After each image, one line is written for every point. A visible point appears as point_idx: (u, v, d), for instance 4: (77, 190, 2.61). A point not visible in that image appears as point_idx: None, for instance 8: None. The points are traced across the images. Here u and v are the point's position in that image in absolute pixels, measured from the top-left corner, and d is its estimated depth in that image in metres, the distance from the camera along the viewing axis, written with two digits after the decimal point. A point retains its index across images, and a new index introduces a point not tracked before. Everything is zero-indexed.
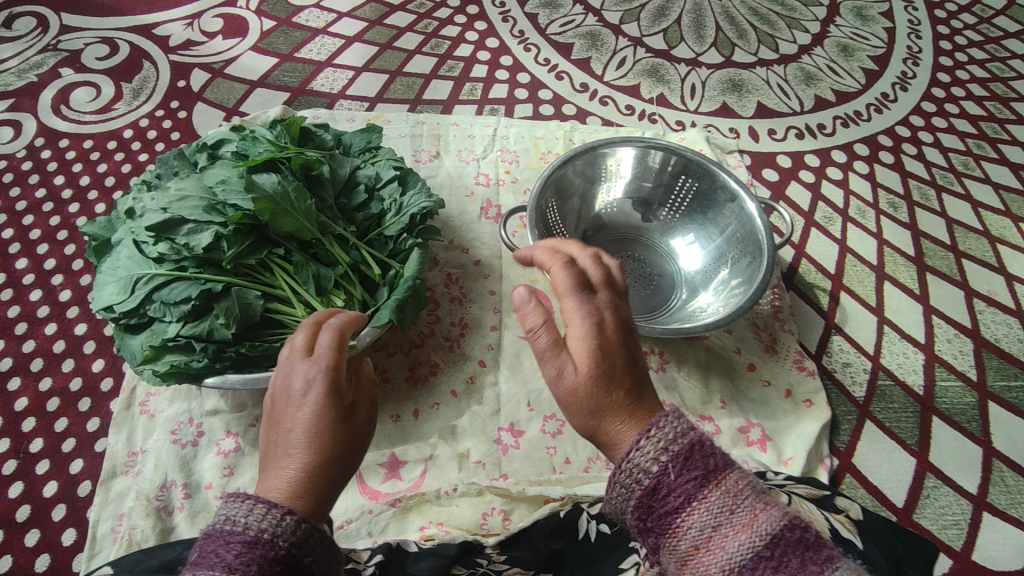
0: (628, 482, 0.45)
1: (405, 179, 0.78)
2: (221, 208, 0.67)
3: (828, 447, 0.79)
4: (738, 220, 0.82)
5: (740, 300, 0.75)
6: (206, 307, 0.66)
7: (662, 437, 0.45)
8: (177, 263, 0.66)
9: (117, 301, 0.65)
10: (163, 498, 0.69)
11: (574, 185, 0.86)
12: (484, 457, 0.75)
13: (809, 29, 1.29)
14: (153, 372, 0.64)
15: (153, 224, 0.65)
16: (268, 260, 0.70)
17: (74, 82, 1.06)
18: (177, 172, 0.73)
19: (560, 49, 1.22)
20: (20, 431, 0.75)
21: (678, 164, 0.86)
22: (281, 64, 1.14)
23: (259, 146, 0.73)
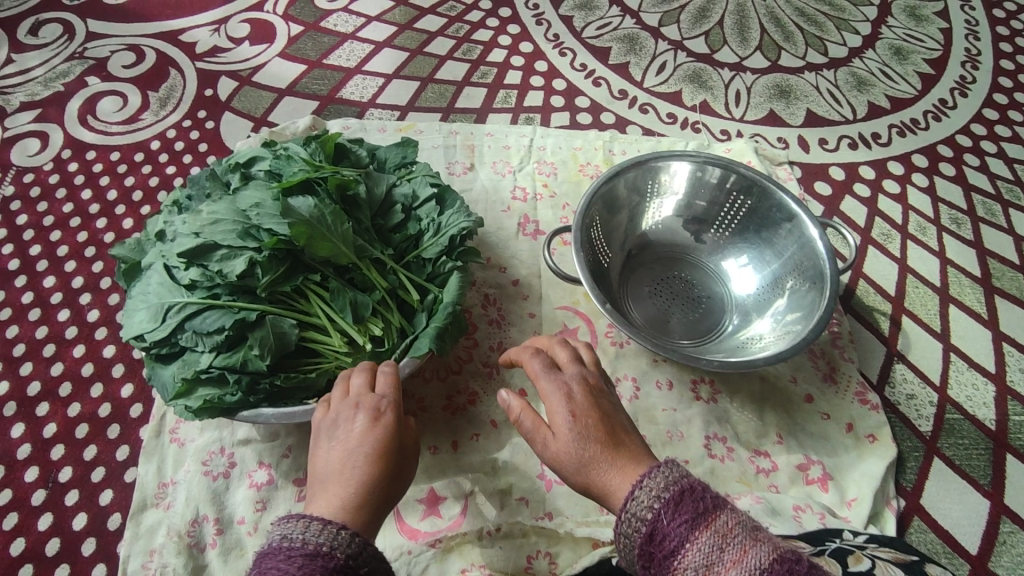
0: (628, 531, 0.49)
1: (443, 197, 0.74)
2: (256, 233, 0.63)
3: (894, 487, 0.74)
4: (797, 241, 0.77)
5: (802, 330, 0.70)
6: (240, 337, 0.62)
7: (654, 486, 0.49)
8: (209, 290, 0.63)
9: (148, 329, 0.61)
10: (195, 534, 0.65)
11: (620, 201, 0.81)
12: (527, 493, 0.71)
13: (859, 31, 1.22)
14: (185, 407, 0.60)
15: (185, 250, 0.61)
16: (303, 287, 0.65)
17: (101, 91, 1.04)
18: (209, 194, 0.69)
19: (597, 54, 1.17)
20: (48, 459, 0.71)
21: (732, 181, 0.81)
22: (310, 71, 1.10)
23: (293, 165, 0.69)
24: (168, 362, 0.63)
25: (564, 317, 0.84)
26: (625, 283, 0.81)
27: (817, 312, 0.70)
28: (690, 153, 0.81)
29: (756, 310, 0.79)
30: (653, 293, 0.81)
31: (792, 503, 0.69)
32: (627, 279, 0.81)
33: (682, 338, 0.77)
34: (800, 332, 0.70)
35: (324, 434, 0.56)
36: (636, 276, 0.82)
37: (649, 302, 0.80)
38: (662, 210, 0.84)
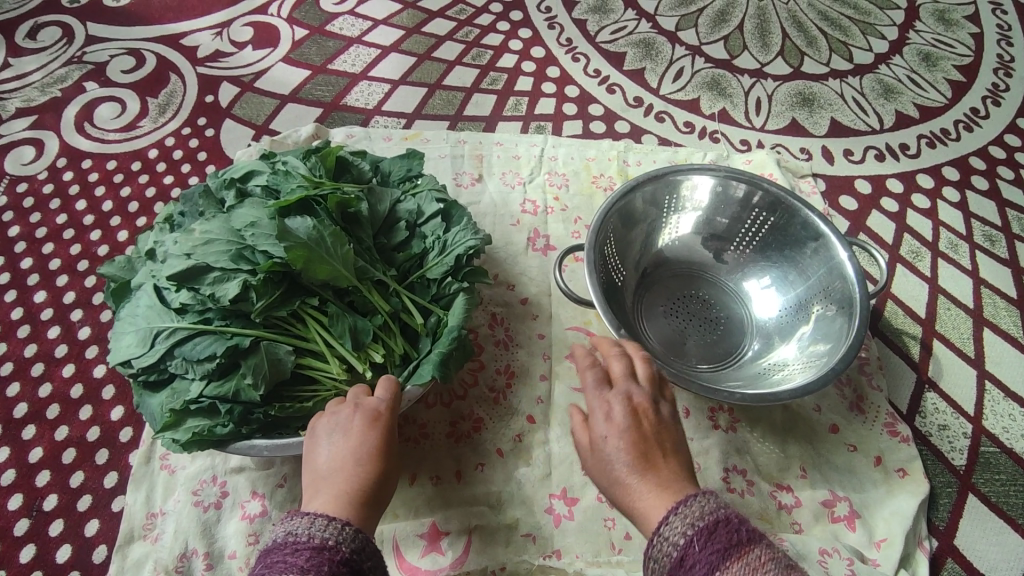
0: (658, 557, 0.45)
1: (449, 213, 0.69)
2: (251, 255, 0.59)
3: (925, 526, 0.69)
4: (824, 262, 0.73)
5: (828, 359, 0.66)
6: (233, 365, 0.58)
7: (688, 513, 0.46)
8: (201, 315, 0.59)
9: (136, 355, 0.58)
10: (184, 570, 0.61)
11: (636, 215, 0.77)
12: (534, 528, 0.67)
13: (886, 35, 1.17)
14: (174, 439, 0.57)
15: (175, 273, 0.57)
16: (300, 311, 0.61)
17: (98, 97, 1.01)
18: (203, 212, 0.65)
19: (611, 59, 1.13)
20: (33, 486, 0.67)
21: (754, 197, 0.76)
22: (313, 77, 1.07)
23: (292, 181, 0.65)
24: (157, 390, 0.60)
25: (575, 338, 0.80)
26: (639, 303, 0.76)
27: (845, 340, 0.66)
28: (709, 166, 0.76)
29: (777, 333, 0.75)
30: (669, 313, 0.76)
31: (818, 546, 0.64)
32: (641, 298, 0.77)
33: (699, 363, 0.72)
34: (826, 362, 0.65)
35: (322, 436, 0.54)
36: (651, 294, 0.78)
37: (664, 323, 0.75)
38: (679, 225, 0.80)
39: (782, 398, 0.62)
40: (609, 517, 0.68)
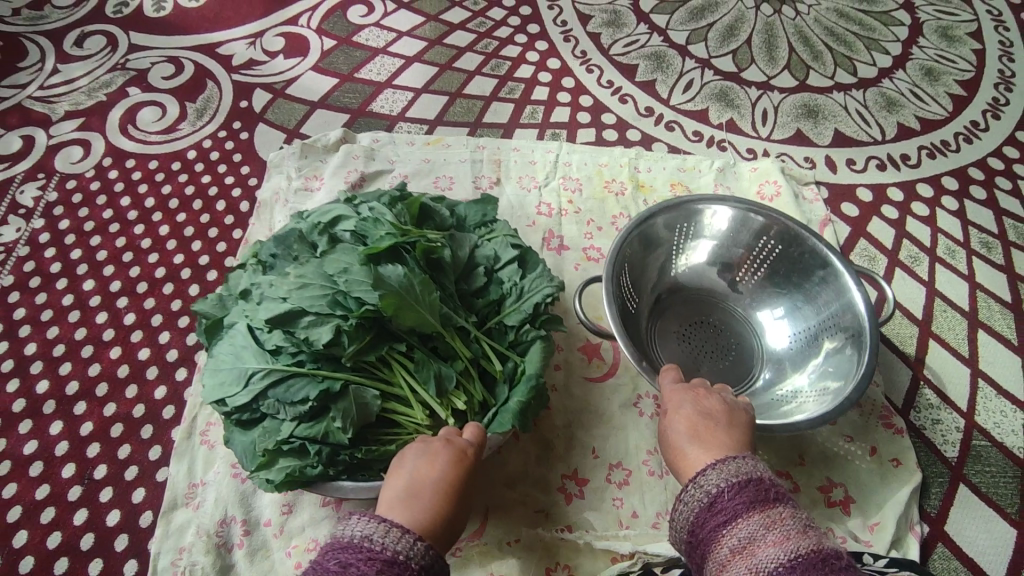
0: (691, 502, 0.52)
1: (526, 260, 0.71)
2: (344, 301, 0.60)
3: (917, 512, 0.72)
4: (833, 288, 0.75)
5: (842, 390, 0.68)
6: (324, 407, 0.60)
7: (725, 468, 0.52)
8: (294, 357, 0.60)
9: (230, 394, 0.59)
10: (223, 534, 0.67)
11: (651, 245, 0.79)
12: (547, 505, 0.71)
13: (890, 51, 1.22)
14: (266, 478, 0.59)
15: (273, 316, 0.59)
16: (387, 356, 0.63)
17: (141, 101, 1.07)
18: (297, 255, 0.65)
19: (624, 71, 1.18)
20: (85, 457, 0.74)
21: (768, 228, 0.79)
22: (341, 85, 1.13)
23: (379, 228, 0.66)
24: (247, 429, 0.61)
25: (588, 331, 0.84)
26: (653, 330, 0.79)
27: (858, 370, 0.68)
28: (719, 197, 0.79)
29: (788, 360, 0.77)
30: (682, 340, 0.79)
31: None
32: (655, 325, 0.79)
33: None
34: (840, 392, 0.68)
35: (409, 457, 0.55)
36: (664, 321, 0.80)
37: (678, 350, 0.78)
38: (690, 252, 0.83)
39: (802, 431, 0.64)
40: (617, 497, 0.72)
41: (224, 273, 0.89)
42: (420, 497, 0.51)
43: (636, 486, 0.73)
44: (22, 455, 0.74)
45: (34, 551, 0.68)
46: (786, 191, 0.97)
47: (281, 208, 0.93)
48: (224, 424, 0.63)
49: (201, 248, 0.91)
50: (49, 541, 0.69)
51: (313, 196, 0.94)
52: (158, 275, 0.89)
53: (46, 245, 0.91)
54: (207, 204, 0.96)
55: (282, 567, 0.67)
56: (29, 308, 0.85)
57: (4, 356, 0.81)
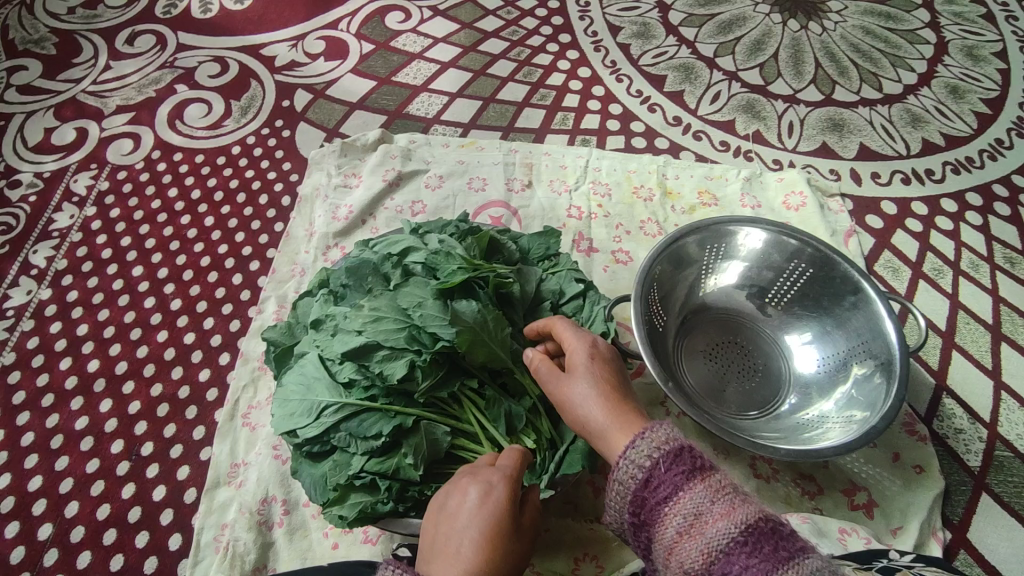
0: (627, 478, 0.52)
1: (590, 295, 0.73)
2: (420, 336, 0.62)
3: (940, 519, 0.74)
4: (862, 314, 0.76)
5: (867, 417, 0.70)
6: (395, 442, 0.61)
7: (654, 438, 0.52)
8: (366, 391, 0.62)
9: (302, 425, 0.61)
10: (265, 513, 0.70)
11: (682, 264, 0.82)
12: (576, 498, 0.72)
13: (915, 68, 1.24)
14: (338, 515, 0.60)
15: (350, 350, 0.61)
16: (459, 392, 0.65)
17: (188, 98, 1.12)
18: (371, 288, 0.67)
19: (652, 81, 1.21)
20: (133, 434, 0.77)
21: (800, 253, 0.80)
22: (379, 88, 1.17)
23: (451, 261, 0.67)
24: (317, 460, 0.63)
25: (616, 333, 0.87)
26: (681, 348, 0.81)
27: (884, 399, 0.70)
28: (751, 220, 0.81)
29: (814, 383, 0.78)
30: (709, 359, 0.81)
31: (837, 526, 0.69)
32: (682, 342, 0.82)
33: (740, 411, 0.77)
34: (866, 419, 0.69)
35: (447, 494, 0.55)
36: (691, 339, 0.82)
37: (705, 369, 0.80)
38: (719, 272, 0.85)
39: (826, 455, 0.66)
40: None
41: (266, 264, 0.93)
42: (444, 548, 0.52)
43: None
44: (73, 430, 0.77)
45: (85, 521, 0.71)
46: (812, 201, 0.99)
47: (321, 203, 0.97)
48: (292, 454, 0.65)
49: (244, 240, 0.95)
50: (98, 512, 0.72)
51: (353, 193, 0.98)
52: (203, 264, 0.93)
53: (98, 232, 0.95)
54: (251, 197, 1.00)
55: (319, 547, 0.69)
56: (81, 291, 0.89)
57: (58, 335, 0.85)
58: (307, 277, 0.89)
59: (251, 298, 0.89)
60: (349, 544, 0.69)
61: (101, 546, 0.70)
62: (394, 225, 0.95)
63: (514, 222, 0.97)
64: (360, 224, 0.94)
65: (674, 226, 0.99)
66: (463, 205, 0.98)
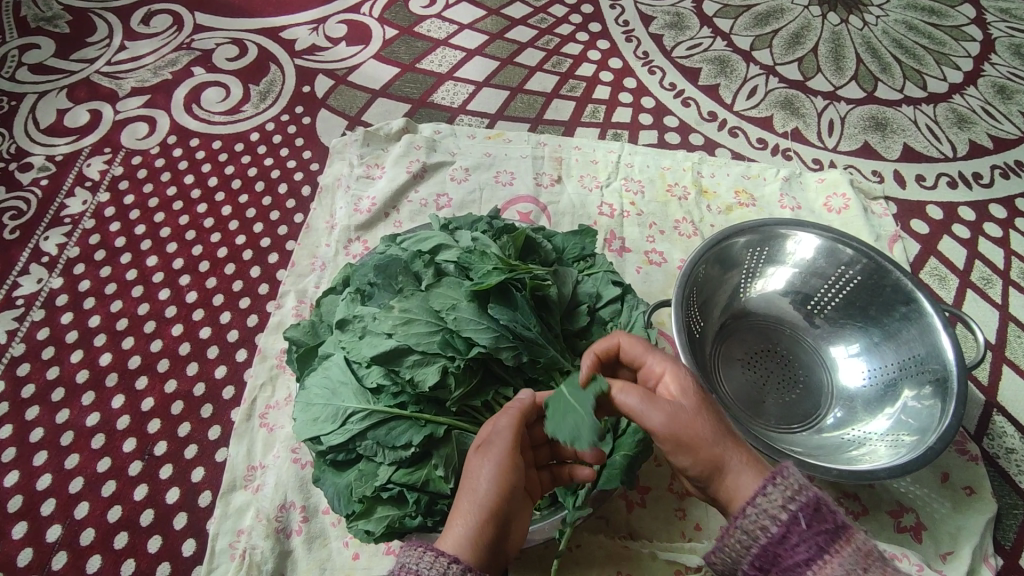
0: (753, 528, 0.47)
1: (629, 299, 0.69)
2: (454, 341, 0.58)
3: (992, 545, 0.70)
4: (915, 327, 0.72)
5: (919, 440, 0.66)
6: (424, 453, 0.58)
7: (787, 486, 0.47)
8: (395, 398, 0.59)
9: (326, 432, 0.58)
10: (283, 519, 0.66)
11: (724, 267, 0.78)
12: (607, 512, 0.69)
13: (961, 66, 1.17)
14: (363, 530, 0.56)
15: (379, 354, 0.57)
16: (493, 401, 0.61)
17: (205, 81, 1.08)
18: (400, 288, 0.62)
19: (686, 74, 1.16)
20: (146, 432, 0.74)
21: (852, 262, 0.76)
22: (402, 75, 1.13)
23: (486, 262, 0.62)
24: (342, 469, 0.59)
25: None
26: (719, 355, 0.77)
27: (941, 419, 0.65)
28: (798, 223, 0.77)
29: (860, 398, 0.74)
30: (747, 368, 0.77)
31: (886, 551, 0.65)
32: (719, 349, 0.78)
33: (780, 424, 0.73)
34: (918, 442, 0.65)
35: None
36: (729, 346, 0.78)
37: (744, 379, 0.76)
38: (760, 278, 0.81)
39: (880, 477, 0.62)
40: (681, 507, 0.70)
41: (285, 257, 0.90)
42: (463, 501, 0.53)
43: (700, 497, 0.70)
44: (84, 427, 0.74)
45: (95, 523, 0.68)
46: (855, 203, 0.95)
47: (342, 194, 0.93)
48: (315, 460, 0.61)
49: (263, 231, 0.92)
50: (109, 514, 0.69)
51: (375, 184, 0.94)
52: (220, 255, 0.89)
53: (111, 219, 0.92)
54: (269, 186, 0.97)
55: (339, 557, 0.66)
56: (93, 281, 0.86)
57: (69, 327, 0.82)
58: (327, 272, 0.86)
59: (269, 292, 0.86)
60: (370, 555, 0.65)
61: (112, 549, 0.67)
62: (418, 219, 0.91)
63: (543, 218, 0.93)
64: (383, 217, 0.90)
65: (711, 226, 0.94)
66: (491, 200, 0.94)
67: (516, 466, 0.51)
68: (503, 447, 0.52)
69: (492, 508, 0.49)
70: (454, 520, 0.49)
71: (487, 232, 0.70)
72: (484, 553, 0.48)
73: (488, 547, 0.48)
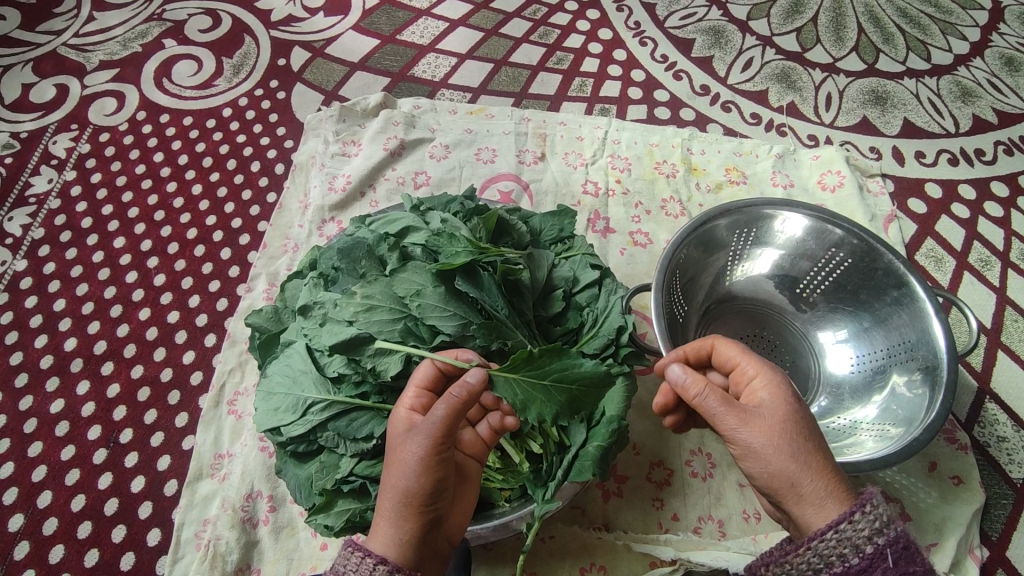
0: (834, 553, 0.47)
1: (607, 283, 0.66)
2: (417, 329, 0.56)
3: (978, 535, 0.68)
4: (906, 311, 0.69)
5: (905, 432, 0.63)
6: (387, 444, 0.56)
7: (877, 517, 0.46)
8: (357, 387, 0.56)
9: (286, 423, 0.56)
10: (249, 510, 0.65)
11: (709, 248, 0.74)
12: (583, 503, 0.67)
13: (968, 36, 1.12)
14: (323, 525, 0.55)
15: (338, 343, 0.54)
16: None
17: (177, 54, 1.04)
18: (364, 273, 0.59)
19: (679, 45, 1.11)
20: (111, 419, 0.74)
21: (842, 244, 0.73)
22: (382, 47, 1.08)
23: (455, 244, 0.58)
24: (304, 461, 0.58)
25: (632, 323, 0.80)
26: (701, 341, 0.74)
27: (927, 410, 0.63)
28: (786, 202, 0.73)
29: (847, 385, 0.72)
30: None
31: None
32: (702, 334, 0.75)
33: None
34: (903, 435, 0.63)
35: None
36: (713, 331, 0.76)
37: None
38: (747, 259, 0.78)
39: (863, 470, 0.60)
40: (659, 498, 0.68)
41: (257, 238, 0.87)
42: None
43: (677, 487, 0.68)
44: (48, 414, 0.74)
45: (58, 512, 0.68)
46: (851, 181, 0.91)
47: (317, 172, 0.90)
48: (278, 452, 0.59)
49: (234, 211, 0.89)
50: (73, 503, 0.68)
51: (351, 162, 0.90)
52: (189, 237, 0.87)
53: (77, 199, 0.90)
54: (242, 164, 0.94)
55: (306, 547, 0.64)
56: (58, 263, 0.85)
57: (33, 311, 0.81)
58: (300, 253, 0.83)
59: (240, 275, 0.84)
60: (338, 545, 0.64)
61: (75, 539, 0.66)
62: (395, 199, 0.88)
63: (525, 198, 0.90)
64: (359, 197, 0.87)
65: (698, 206, 0.91)
66: (470, 178, 0.90)
67: (439, 453, 0.48)
68: (425, 435, 0.48)
69: (414, 503, 0.48)
70: (379, 515, 0.49)
71: (458, 214, 0.66)
72: (410, 548, 0.48)
73: (413, 539, 0.48)
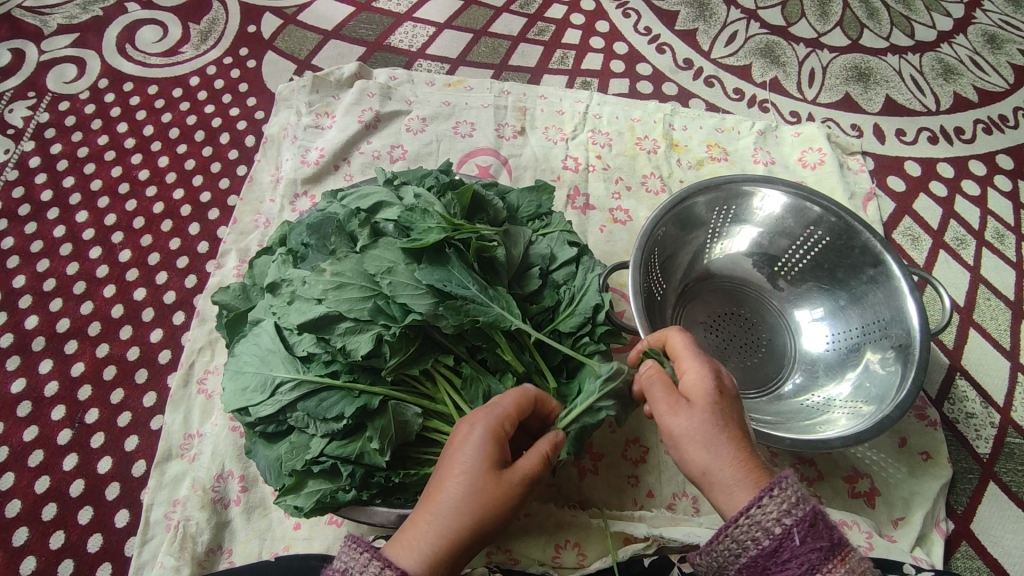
0: (743, 539, 0.44)
1: (585, 261, 0.65)
2: (388, 307, 0.54)
3: (944, 509, 0.69)
4: (881, 290, 0.69)
5: (876, 410, 0.63)
6: (358, 425, 0.55)
7: (785, 500, 0.44)
8: (327, 366, 0.55)
9: (253, 404, 0.54)
10: (220, 490, 0.64)
11: (692, 221, 0.74)
12: (560, 480, 0.69)
13: (951, 12, 1.11)
14: (293, 506, 0.54)
15: (308, 321, 0.53)
16: (432, 369, 0.58)
17: (141, 19, 1.00)
18: (334, 250, 0.57)
19: (663, 17, 1.09)
20: (76, 399, 0.72)
21: (820, 222, 0.73)
22: (357, 15, 1.04)
23: (429, 220, 0.56)
24: (274, 441, 0.57)
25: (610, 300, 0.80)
26: (678, 319, 0.74)
27: (899, 388, 0.64)
28: (766, 179, 0.73)
29: (821, 362, 0.72)
30: (709, 331, 0.74)
31: (836, 518, 0.64)
32: (681, 312, 0.74)
33: (743, 389, 0.71)
34: (874, 413, 0.63)
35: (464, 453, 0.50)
36: (692, 309, 0.75)
37: (705, 343, 0.73)
38: (726, 237, 0.77)
39: (834, 446, 0.60)
40: (633, 475, 0.69)
41: (226, 213, 0.84)
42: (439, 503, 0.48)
43: (653, 465, 0.70)
44: (10, 394, 0.72)
45: (22, 494, 0.66)
46: (832, 158, 0.91)
47: (289, 144, 0.87)
48: (248, 432, 0.58)
49: (203, 184, 0.86)
50: (38, 485, 0.67)
51: (324, 135, 0.87)
52: (156, 211, 0.84)
53: (37, 170, 0.87)
54: (211, 136, 0.91)
55: (279, 527, 0.64)
56: (18, 238, 0.82)
57: None
58: (271, 229, 0.81)
59: (209, 251, 0.82)
60: (311, 525, 0.63)
61: (40, 521, 0.65)
62: (370, 172, 0.85)
63: (504, 172, 0.88)
64: (333, 170, 0.85)
65: (679, 182, 0.90)
66: (447, 152, 0.88)
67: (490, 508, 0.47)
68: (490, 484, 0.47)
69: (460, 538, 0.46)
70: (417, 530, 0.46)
71: (431, 188, 0.64)
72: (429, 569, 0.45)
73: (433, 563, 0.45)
